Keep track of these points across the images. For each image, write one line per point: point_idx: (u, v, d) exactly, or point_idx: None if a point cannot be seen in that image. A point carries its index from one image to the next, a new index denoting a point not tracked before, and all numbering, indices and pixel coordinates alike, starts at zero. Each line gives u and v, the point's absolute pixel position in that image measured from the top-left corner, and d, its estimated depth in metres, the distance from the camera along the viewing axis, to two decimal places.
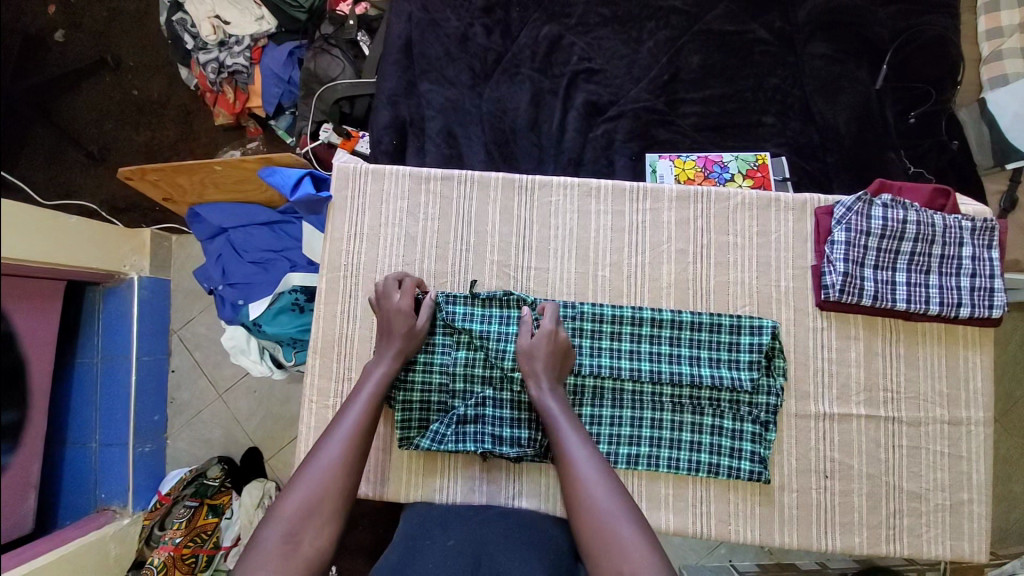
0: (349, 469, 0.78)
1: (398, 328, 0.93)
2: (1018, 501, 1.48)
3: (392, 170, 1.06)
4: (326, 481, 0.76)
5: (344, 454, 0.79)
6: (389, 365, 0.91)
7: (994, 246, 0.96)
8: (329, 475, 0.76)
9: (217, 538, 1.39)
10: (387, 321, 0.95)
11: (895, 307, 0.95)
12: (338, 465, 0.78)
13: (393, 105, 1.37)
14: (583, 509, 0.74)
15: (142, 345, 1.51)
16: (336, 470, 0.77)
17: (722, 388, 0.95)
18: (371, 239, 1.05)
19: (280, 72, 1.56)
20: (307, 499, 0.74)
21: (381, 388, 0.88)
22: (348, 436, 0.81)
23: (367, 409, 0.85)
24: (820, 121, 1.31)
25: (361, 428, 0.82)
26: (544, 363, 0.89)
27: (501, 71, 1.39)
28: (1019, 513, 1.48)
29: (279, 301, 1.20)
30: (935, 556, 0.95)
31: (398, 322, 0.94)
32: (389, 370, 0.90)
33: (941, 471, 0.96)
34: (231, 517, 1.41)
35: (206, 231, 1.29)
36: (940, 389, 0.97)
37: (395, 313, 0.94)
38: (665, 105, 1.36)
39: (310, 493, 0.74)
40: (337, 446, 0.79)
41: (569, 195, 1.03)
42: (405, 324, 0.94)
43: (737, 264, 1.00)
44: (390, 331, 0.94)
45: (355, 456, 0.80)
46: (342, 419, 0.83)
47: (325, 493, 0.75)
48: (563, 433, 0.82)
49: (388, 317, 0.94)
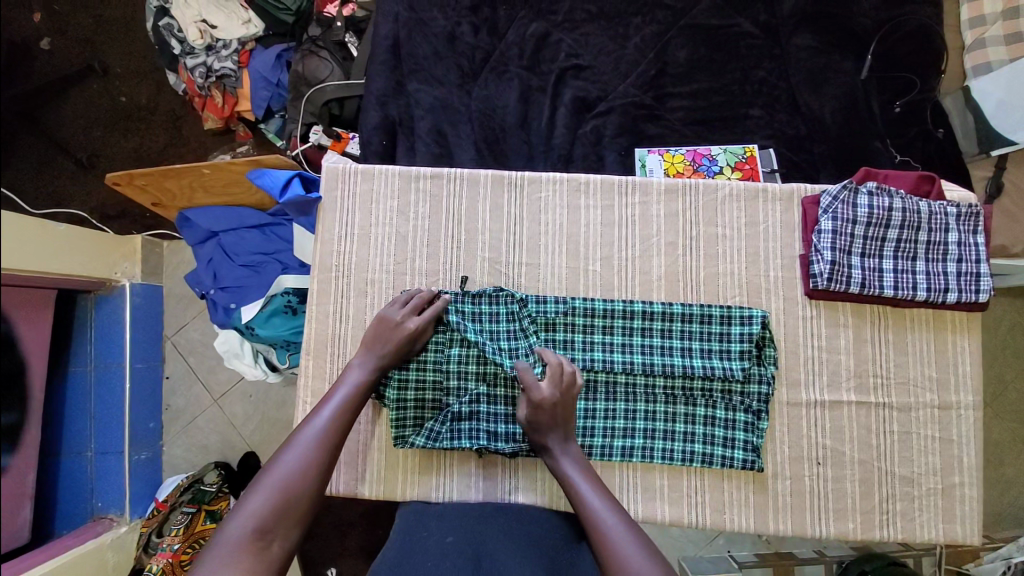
0: (317, 474, 0.79)
1: (385, 339, 0.94)
2: (1011, 485, 1.51)
3: (381, 170, 1.06)
4: (293, 483, 0.77)
5: (312, 458, 0.80)
6: (367, 374, 0.92)
7: (979, 231, 0.97)
8: (297, 477, 0.77)
9: None
10: (373, 332, 0.95)
11: (883, 294, 0.96)
12: (306, 469, 0.79)
13: (382, 105, 1.37)
14: (608, 556, 0.74)
15: (136, 352, 1.51)
16: (304, 472, 0.78)
17: (714, 378, 0.95)
18: (362, 240, 1.05)
19: (268, 76, 1.56)
20: (272, 500, 0.75)
21: (355, 395, 0.89)
22: (318, 439, 0.82)
23: (339, 414, 0.86)
24: (805, 112, 1.33)
25: (333, 434, 0.84)
26: (557, 412, 0.88)
27: (489, 70, 1.39)
28: (1013, 497, 1.51)
29: (271, 303, 1.20)
30: (929, 539, 0.96)
31: (390, 334, 0.94)
32: (367, 378, 0.91)
33: (933, 455, 0.97)
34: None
35: (197, 235, 1.28)
36: (929, 374, 0.98)
37: (381, 326, 0.94)
38: (653, 100, 1.37)
39: (278, 494, 0.75)
40: (304, 451, 0.80)
41: (558, 190, 1.03)
42: (402, 339, 0.94)
43: (726, 255, 1.00)
44: (381, 340, 0.94)
45: (324, 460, 0.81)
46: (314, 422, 0.84)
47: (292, 494, 0.76)
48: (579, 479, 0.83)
49: (375, 328, 0.95)
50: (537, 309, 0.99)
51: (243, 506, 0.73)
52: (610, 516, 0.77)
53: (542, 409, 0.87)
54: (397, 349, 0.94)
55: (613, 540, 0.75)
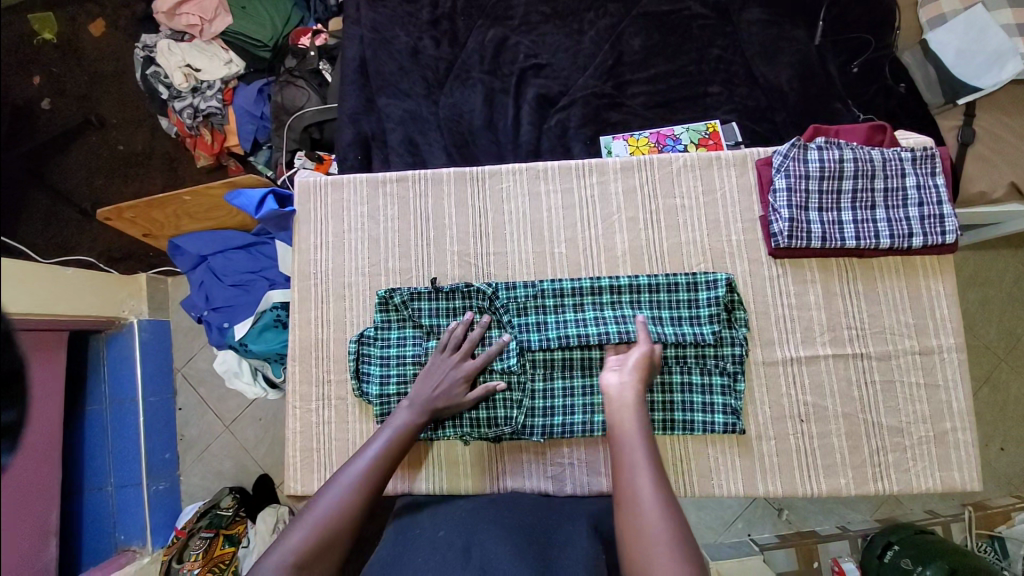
0: (357, 515, 0.77)
1: (434, 381, 0.94)
2: None
3: (349, 179, 1.11)
4: (333, 519, 0.75)
5: (353, 496, 0.78)
6: (415, 416, 0.90)
7: (938, 172, 0.97)
8: (337, 515, 0.76)
9: (236, 566, 1.40)
10: (426, 377, 0.95)
11: (845, 245, 0.96)
12: (346, 508, 0.77)
13: (355, 122, 1.43)
14: None
15: (147, 386, 1.57)
16: (342, 509, 0.77)
17: (687, 344, 0.96)
18: (336, 246, 1.09)
19: (252, 109, 1.65)
20: (312, 537, 0.73)
21: (402, 437, 0.88)
22: (361, 479, 0.81)
23: (385, 454, 0.85)
24: (763, 83, 1.35)
25: (378, 473, 0.82)
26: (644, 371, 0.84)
27: (453, 78, 1.45)
28: None
29: (262, 318, 1.26)
30: (927, 488, 0.94)
31: (441, 374, 0.95)
32: (414, 420, 0.90)
33: (920, 402, 0.95)
34: (248, 546, 1.41)
35: (188, 261, 1.35)
36: (905, 321, 0.97)
37: (434, 368, 0.96)
38: (614, 88, 1.40)
39: (315, 531, 0.73)
40: (349, 487, 0.79)
41: (519, 180, 1.07)
42: (452, 381, 0.94)
43: (687, 224, 1.02)
44: (429, 383, 0.94)
45: (365, 501, 0.79)
46: (361, 458, 0.84)
47: (331, 534, 0.74)
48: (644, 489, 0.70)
49: (428, 371, 0.96)
50: (508, 297, 1.02)
51: (283, 541, 0.72)
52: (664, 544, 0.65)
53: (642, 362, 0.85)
54: (446, 393, 0.94)
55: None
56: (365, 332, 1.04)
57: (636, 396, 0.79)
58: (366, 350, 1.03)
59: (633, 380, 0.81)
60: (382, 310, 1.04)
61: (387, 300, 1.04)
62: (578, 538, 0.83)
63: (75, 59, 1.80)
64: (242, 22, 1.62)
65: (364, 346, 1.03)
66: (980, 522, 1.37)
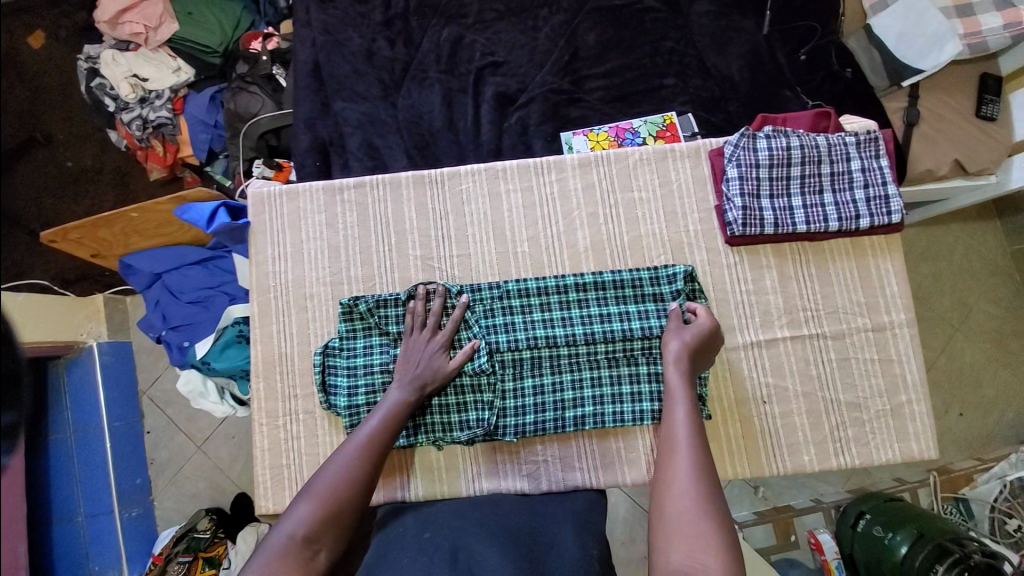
0: (359, 486, 0.79)
1: (414, 361, 0.95)
2: (992, 405, 1.54)
3: (304, 187, 1.08)
4: (338, 491, 0.77)
5: (354, 470, 0.79)
6: (408, 393, 0.91)
7: (881, 154, 1.00)
8: (342, 487, 0.77)
9: None
10: (406, 356, 0.96)
11: (797, 230, 0.99)
12: (350, 481, 0.78)
13: (311, 128, 1.40)
14: (676, 544, 0.68)
15: (111, 412, 1.51)
16: (345, 483, 0.78)
17: (652, 336, 0.98)
18: (295, 256, 1.06)
19: (206, 118, 1.57)
20: (319, 509, 0.74)
21: (397, 414, 0.88)
22: (362, 453, 0.82)
23: (382, 429, 0.85)
24: (716, 74, 1.37)
25: (378, 447, 0.83)
26: (697, 345, 0.91)
27: (410, 79, 1.43)
28: (999, 416, 1.54)
29: (224, 335, 1.22)
30: (887, 459, 0.98)
31: (425, 350, 0.96)
32: (408, 397, 0.90)
33: (875, 377, 0.99)
34: (229, 566, 1.37)
35: (142, 280, 1.29)
36: (857, 300, 1.01)
37: (414, 344, 0.97)
38: (571, 84, 1.41)
39: (321, 504, 0.74)
40: (351, 460, 0.80)
41: (478, 180, 1.06)
42: (432, 356, 0.95)
43: (646, 217, 1.04)
44: (406, 369, 0.94)
45: (368, 474, 0.80)
46: (359, 433, 0.84)
47: (337, 506, 0.75)
48: (679, 462, 0.76)
49: (408, 352, 0.96)
50: (474, 299, 1.01)
51: (289, 516, 0.73)
52: (688, 507, 0.71)
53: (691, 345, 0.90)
54: (427, 365, 0.94)
55: (677, 535, 0.69)
56: (329, 343, 1.02)
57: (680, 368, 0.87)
58: (332, 361, 1.01)
59: (678, 347, 0.89)
60: (346, 320, 1.01)
61: (350, 309, 1.01)
62: (559, 538, 0.83)
63: (13, 74, 1.71)
64: (190, 28, 1.56)
65: (329, 357, 1.01)
66: (943, 485, 1.44)
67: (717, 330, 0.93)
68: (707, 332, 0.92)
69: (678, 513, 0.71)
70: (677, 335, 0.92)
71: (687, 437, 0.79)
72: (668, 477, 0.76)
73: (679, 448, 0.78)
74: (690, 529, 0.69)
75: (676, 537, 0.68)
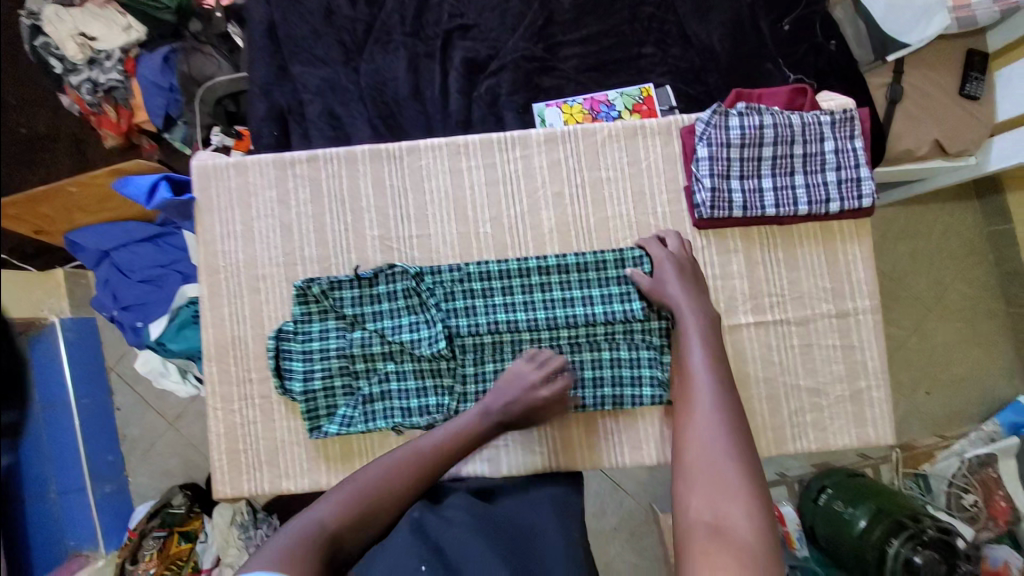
0: (403, 492, 0.77)
1: (511, 392, 0.89)
2: (958, 383, 1.57)
3: (253, 161, 1.02)
4: (378, 490, 0.76)
5: (401, 474, 0.78)
6: (483, 413, 0.88)
7: (856, 135, 0.97)
8: (381, 486, 0.76)
9: (195, 561, 1.40)
10: (505, 384, 0.90)
11: (766, 213, 0.96)
12: (394, 483, 0.77)
13: (267, 94, 1.30)
14: (706, 486, 0.73)
15: (78, 389, 1.46)
16: (391, 483, 0.77)
17: (615, 321, 0.96)
18: (246, 235, 1.01)
19: (159, 81, 1.43)
20: (354, 503, 0.73)
21: (469, 429, 0.86)
22: (415, 462, 0.80)
23: (446, 443, 0.83)
24: (696, 43, 1.30)
25: (434, 459, 0.81)
26: (688, 273, 0.94)
27: (373, 42, 1.33)
28: (964, 394, 1.57)
29: (179, 316, 1.18)
30: (842, 443, 0.99)
31: (521, 391, 0.89)
32: (482, 419, 0.87)
33: (836, 362, 0.99)
34: (205, 540, 1.38)
35: (91, 258, 1.23)
36: (823, 285, 1.00)
37: (514, 380, 0.90)
38: (545, 51, 1.32)
39: (355, 499, 0.74)
40: (402, 464, 0.79)
41: (438, 156, 1.01)
42: (530, 394, 0.90)
43: (613, 197, 1.00)
44: (506, 395, 0.89)
45: (413, 486, 0.78)
46: (423, 441, 0.83)
47: (374, 505, 0.74)
48: (701, 411, 0.81)
49: (511, 381, 0.90)
50: (434, 281, 0.98)
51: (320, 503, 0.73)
52: (717, 453, 0.76)
53: (685, 269, 0.94)
54: (525, 403, 0.89)
55: (712, 478, 0.74)
56: (283, 326, 0.98)
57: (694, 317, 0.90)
58: (286, 346, 0.97)
59: (678, 290, 0.92)
60: (301, 302, 0.97)
61: (305, 292, 0.97)
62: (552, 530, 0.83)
63: None
64: None
65: (283, 342, 0.97)
66: (904, 460, 1.49)
67: (688, 253, 0.96)
68: (684, 259, 0.95)
69: (709, 460, 0.75)
70: (644, 278, 0.95)
71: (706, 387, 0.83)
72: (692, 424, 0.80)
73: (700, 403, 0.82)
74: (720, 474, 0.74)
75: (710, 480, 0.73)
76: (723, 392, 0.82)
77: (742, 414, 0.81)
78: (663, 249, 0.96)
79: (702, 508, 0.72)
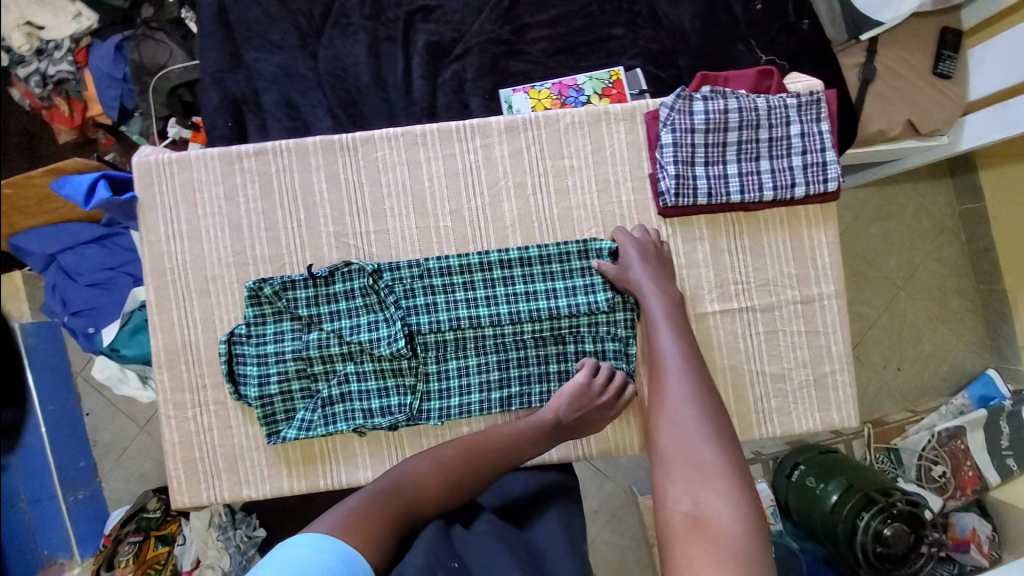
0: (470, 475, 0.79)
1: (584, 401, 0.89)
2: (929, 359, 1.59)
3: (197, 156, 0.96)
4: (447, 466, 0.79)
5: (471, 459, 0.80)
6: (556, 416, 0.88)
7: (822, 118, 0.95)
8: (448, 467, 0.79)
9: (175, 562, 1.31)
10: (574, 395, 0.89)
11: (731, 199, 0.95)
12: (463, 464, 0.80)
13: (220, 83, 1.23)
14: (681, 467, 0.71)
15: (42, 394, 1.36)
16: (462, 463, 0.80)
17: (580, 314, 0.95)
18: (193, 234, 0.96)
19: (112, 72, 1.35)
20: (427, 476, 0.77)
21: (542, 428, 0.87)
22: (486, 451, 0.82)
23: (517, 436, 0.85)
24: (667, 24, 1.26)
25: (504, 450, 0.83)
26: (655, 257, 0.93)
27: (331, 26, 1.26)
28: (933, 369, 1.59)
29: (132, 320, 1.13)
30: (807, 428, 1.00)
31: (590, 400, 0.89)
32: (553, 421, 0.88)
33: (801, 348, 0.99)
34: (184, 542, 1.30)
35: (37, 262, 1.17)
36: (789, 271, 0.98)
37: (583, 390, 0.89)
38: (512, 33, 1.27)
39: (430, 473, 0.77)
40: (468, 447, 0.82)
41: (394, 147, 0.97)
42: (592, 406, 0.90)
43: (577, 187, 0.97)
44: (575, 405, 0.89)
45: (479, 472, 0.80)
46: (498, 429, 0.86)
47: (444, 480, 0.78)
48: (673, 394, 0.79)
49: (578, 390, 0.89)
50: (392, 278, 0.94)
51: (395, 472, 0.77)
52: (691, 433, 0.74)
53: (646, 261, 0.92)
54: (591, 414, 0.90)
55: (693, 459, 0.71)
56: (235, 329, 0.94)
57: (658, 302, 0.90)
58: (239, 349, 0.94)
59: (643, 274, 0.91)
60: (253, 304, 0.93)
61: (257, 292, 0.93)
62: (554, 541, 0.78)
63: None
64: None
65: (236, 345, 0.93)
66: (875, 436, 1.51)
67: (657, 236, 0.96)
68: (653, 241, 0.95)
69: (681, 443, 0.73)
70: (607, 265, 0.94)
71: (676, 369, 0.82)
72: (664, 408, 0.79)
73: (673, 386, 0.80)
74: (696, 455, 0.71)
75: (685, 461, 0.71)
76: (695, 378, 0.81)
77: (717, 399, 0.79)
78: (643, 235, 0.95)
79: (679, 491, 0.69)
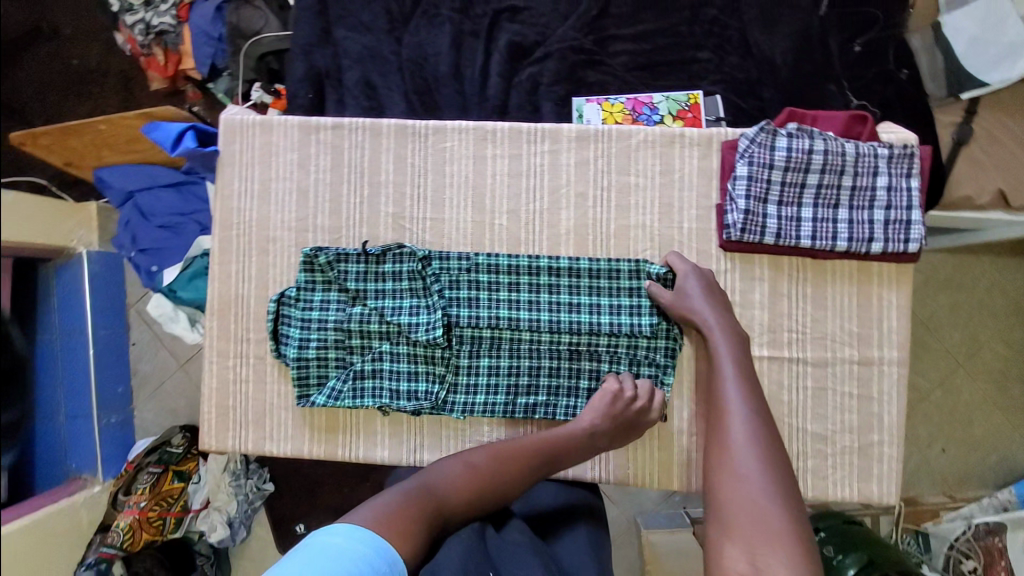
0: (502, 483, 0.80)
1: (616, 411, 0.87)
2: (982, 446, 1.47)
3: (278, 121, 1.00)
4: (480, 472, 0.80)
5: (504, 465, 0.81)
6: (590, 426, 0.87)
7: (913, 173, 0.89)
8: (481, 471, 0.80)
9: (185, 501, 1.36)
10: (604, 401, 0.88)
11: (799, 243, 0.91)
12: (496, 471, 0.81)
13: (308, 55, 1.29)
14: (745, 526, 0.70)
15: (99, 319, 1.43)
16: (494, 470, 0.81)
17: (620, 334, 0.93)
18: (262, 195, 1.00)
19: (210, 30, 1.40)
20: (461, 480, 0.79)
21: (574, 438, 0.86)
22: (518, 458, 0.82)
23: (549, 444, 0.85)
24: (757, 54, 1.22)
25: (534, 458, 0.83)
26: (716, 298, 0.90)
27: (420, 14, 1.30)
28: (985, 458, 1.47)
29: (193, 265, 1.19)
30: (841, 496, 0.94)
31: (623, 408, 0.87)
32: (586, 431, 0.87)
33: (849, 412, 0.93)
34: (199, 481, 1.35)
35: (116, 197, 1.26)
36: (849, 328, 0.93)
37: (614, 398, 0.87)
38: (595, 43, 1.26)
39: (464, 477, 0.79)
40: (502, 453, 0.82)
41: (464, 140, 0.97)
42: (629, 413, 0.88)
43: (639, 205, 0.95)
44: (606, 412, 0.87)
45: (511, 478, 0.81)
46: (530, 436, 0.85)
47: (476, 487, 0.79)
48: (741, 448, 0.78)
49: (606, 395, 0.88)
50: (441, 267, 0.96)
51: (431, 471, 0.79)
52: (759, 491, 0.73)
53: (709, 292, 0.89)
54: (622, 423, 0.88)
55: (763, 522, 0.70)
56: (286, 291, 0.97)
57: (728, 346, 0.86)
58: (287, 311, 0.97)
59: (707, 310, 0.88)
60: (307, 270, 0.97)
61: (311, 260, 0.96)
62: (582, 559, 0.80)
63: None
64: None
65: (284, 307, 0.97)
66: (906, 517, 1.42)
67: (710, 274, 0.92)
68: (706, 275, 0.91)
69: (753, 501, 0.72)
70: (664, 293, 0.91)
71: (743, 423, 0.80)
72: (729, 460, 0.77)
73: (740, 440, 0.79)
74: (766, 518, 0.70)
75: (751, 522, 0.70)
76: (761, 433, 0.79)
77: (783, 459, 0.77)
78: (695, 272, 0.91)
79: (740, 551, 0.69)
